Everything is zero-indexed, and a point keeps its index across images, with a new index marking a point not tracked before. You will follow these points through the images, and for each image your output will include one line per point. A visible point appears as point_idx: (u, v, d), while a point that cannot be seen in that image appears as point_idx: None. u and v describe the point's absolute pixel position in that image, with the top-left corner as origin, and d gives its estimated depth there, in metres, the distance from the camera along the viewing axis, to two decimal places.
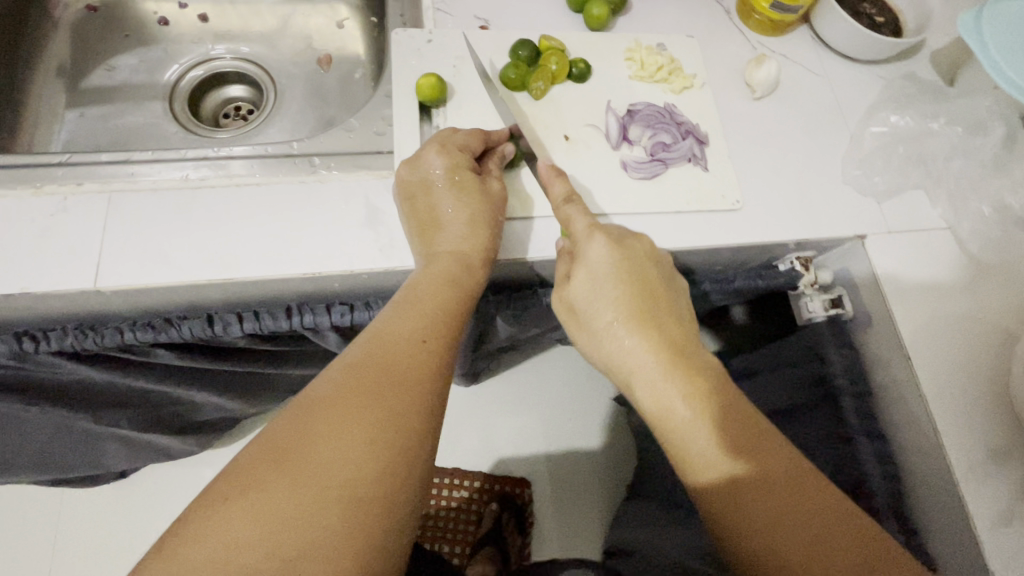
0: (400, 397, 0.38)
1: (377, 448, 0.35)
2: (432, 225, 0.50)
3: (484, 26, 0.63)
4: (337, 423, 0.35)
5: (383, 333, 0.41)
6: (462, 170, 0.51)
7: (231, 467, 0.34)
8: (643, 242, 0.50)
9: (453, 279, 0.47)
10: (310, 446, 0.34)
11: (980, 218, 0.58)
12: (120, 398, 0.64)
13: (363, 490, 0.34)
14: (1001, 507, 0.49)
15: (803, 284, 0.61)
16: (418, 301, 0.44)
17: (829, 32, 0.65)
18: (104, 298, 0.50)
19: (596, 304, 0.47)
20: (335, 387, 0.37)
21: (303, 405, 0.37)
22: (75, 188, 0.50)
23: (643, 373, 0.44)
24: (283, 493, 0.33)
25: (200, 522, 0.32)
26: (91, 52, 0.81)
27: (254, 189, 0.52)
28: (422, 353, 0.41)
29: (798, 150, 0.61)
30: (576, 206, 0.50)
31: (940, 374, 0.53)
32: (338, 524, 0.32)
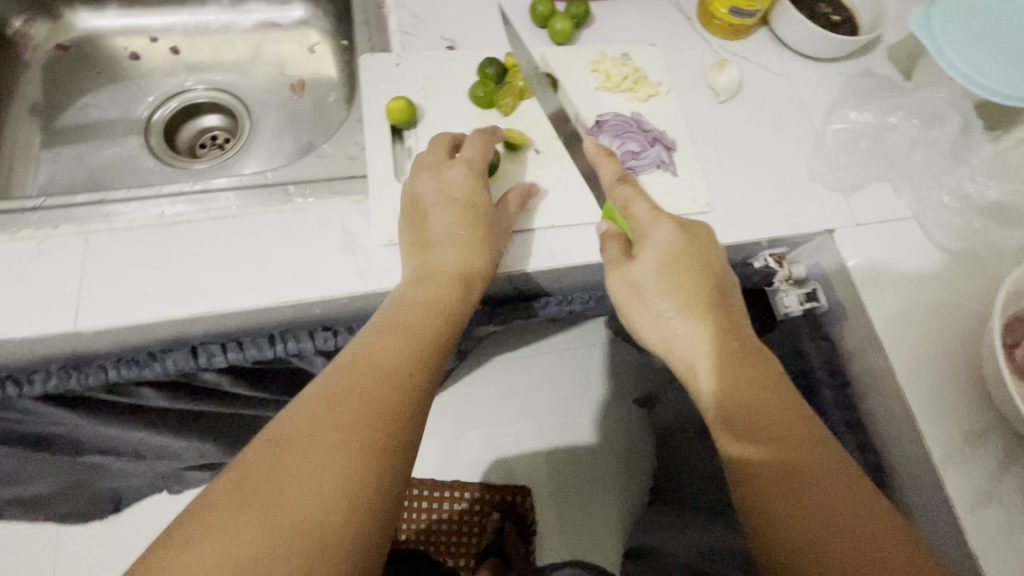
0: (376, 430, 0.37)
1: (350, 481, 0.35)
2: (425, 239, 0.51)
3: (451, 47, 0.64)
4: (308, 459, 0.35)
5: (366, 363, 0.41)
6: (476, 193, 0.52)
7: (194, 505, 0.33)
8: (705, 229, 0.53)
9: (443, 306, 0.47)
10: (281, 480, 0.34)
11: (942, 208, 0.59)
12: (110, 448, 0.71)
13: (328, 531, 0.33)
14: (980, 488, 0.50)
15: (777, 279, 0.63)
16: (400, 329, 0.45)
17: (787, 33, 0.67)
18: (86, 340, 0.50)
19: (659, 288, 0.49)
20: (309, 419, 0.37)
21: (273, 440, 0.36)
22: (51, 232, 0.51)
23: (702, 355, 0.47)
24: (243, 533, 0.31)
25: (158, 561, 0.31)
26: (62, 89, 0.82)
27: (230, 222, 0.53)
28: (403, 382, 0.41)
29: (765, 149, 0.63)
30: (632, 188, 0.52)
31: (915, 360, 0.55)
32: (303, 564, 0.31)
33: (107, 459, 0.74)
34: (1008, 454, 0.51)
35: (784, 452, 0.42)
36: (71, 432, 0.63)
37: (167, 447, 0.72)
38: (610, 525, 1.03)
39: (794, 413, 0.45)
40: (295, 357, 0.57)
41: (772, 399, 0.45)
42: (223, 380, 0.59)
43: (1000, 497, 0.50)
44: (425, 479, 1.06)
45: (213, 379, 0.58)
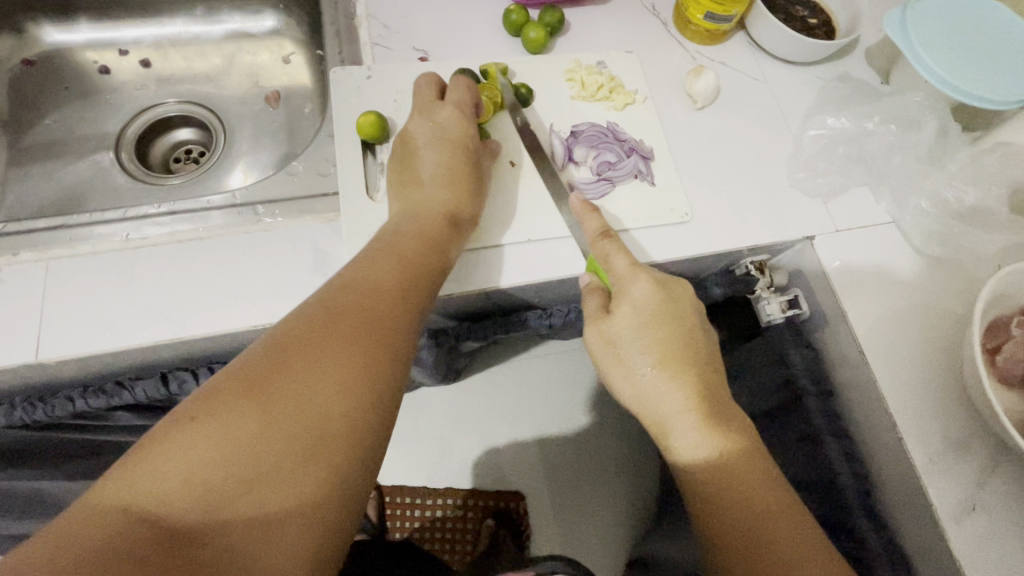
0: (375, 339, 0.40)
1: (349, 384, 0.37)
2: (412, 180, 0.54)
3: (423, 58, 0.63)
4: (311, 359, 0.37)
5: (368, 279, 0.43)
6: (454, 128, 0.54)
7: (200, 392, 0.34)
8: (683, 286, 0.52)
9: (433, 234, 0.49)
10: (284, 377, 0.36)
11: (921, 213, 0.59)
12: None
13: (332, 422, 0.35)
14: (964, 496, 0.50)
15: (758, 287, 0.62)
16: (398, 253, 0.46)
17: (763, 37, 0.66)
18: (50, 370, 0.49)
19: (635, 345, 0.49)
20: (313, 324, 0.39)
21: (275, 341, 0.38)
22: (11, 259, 0.49)
23: (678, 418, 0.47)
24: (251, 420, 0.34)
25: (161, 439, 0.32)
26: (29, 106, 0.80)
27: (197, 245, 0.51)
28: (402, 301, 0.43)
29: (743, 156, 0.62)
30: (614, 243, 0.51)
31: (897, 368, 0.55)
32: (303, 456, 0.34)
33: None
34: (991, 460, 0.51)
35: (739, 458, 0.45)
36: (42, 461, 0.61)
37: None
38: (607, 532, 1.03)
39: (762, 471, 0.45)
40: None
41: (745, 460, 0.45)
42: None
43: (984, 505, 0.50)
44: (416, 488, 1.05)
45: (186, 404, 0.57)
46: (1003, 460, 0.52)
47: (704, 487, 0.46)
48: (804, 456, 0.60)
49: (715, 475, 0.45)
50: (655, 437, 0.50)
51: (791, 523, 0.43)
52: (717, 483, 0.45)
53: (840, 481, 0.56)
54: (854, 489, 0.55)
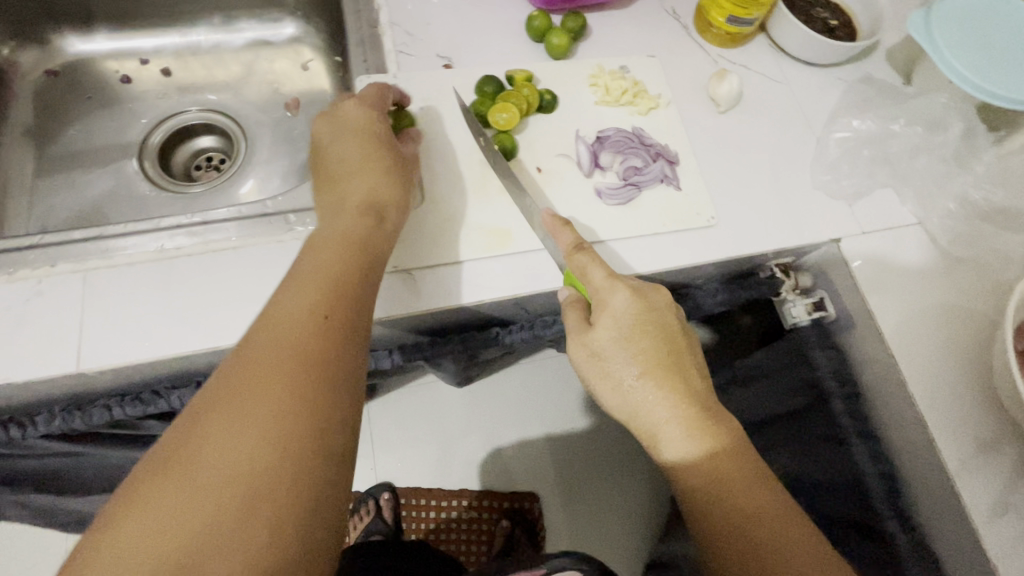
0: (305, 374, 0.36)
1: (277, 434, 0.33)
2: (337, 175, 0.50)
3: (447, 65, 0.63)
4: (229, 420, 0.33)
5: (278, 314, 0.39)
6: (368, 124, 0.52)
7: (116, 493, 0.31)
8: (661, 293, 0.52)
9: (361, 241, 0.45)
10: (199, 451, 0.32)
11: (947, 215, 0.59)
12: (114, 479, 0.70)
13: (268, 480, 0.32)
14: (997, 497, 0.50)
15: (784, 289, 0.63)
16: (315, 271, 0.42)
17: (785, 39, 0.67)
18: (89, 379, 0.49)
19: (621, 357, 0.49)
20: (226, 381, 0.35)
21: (190, 410, 0.34)
22: (50, 270, 0.50)
23: (668, 427, 0.48)
24: (171, 503, 0.30)
25: (86, 553, 0.29)
26: (52, 116, 0.80)
27: (231, 254, 0.52)
28: (326, 326, 0.39)
29: (767, 159, 0.62)
30: (588, 253, 0.50)
31: (927, 370, 0.55)
32: (241, 524, 0.31)
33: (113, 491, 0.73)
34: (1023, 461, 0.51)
35: (722, 463, 0.46)
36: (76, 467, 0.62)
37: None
38: (624, 535, 1.03)
39: (754, 473, 0.46)
40: None
41: (734, 464, 0.46)
42: None
43: (1018, 505, 0.50)
44: (430, 488, 1.05)
45: None
46: None
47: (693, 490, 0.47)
48: (831, 458, 0.60)
49: (705, 480, 0.46)
50: (643, 443, 0.51)
51: (787, 529, 0.43)
52: (708, 490, 0.46)
53: (868, 483, 0.56)
54: (883, 492, 0.55)
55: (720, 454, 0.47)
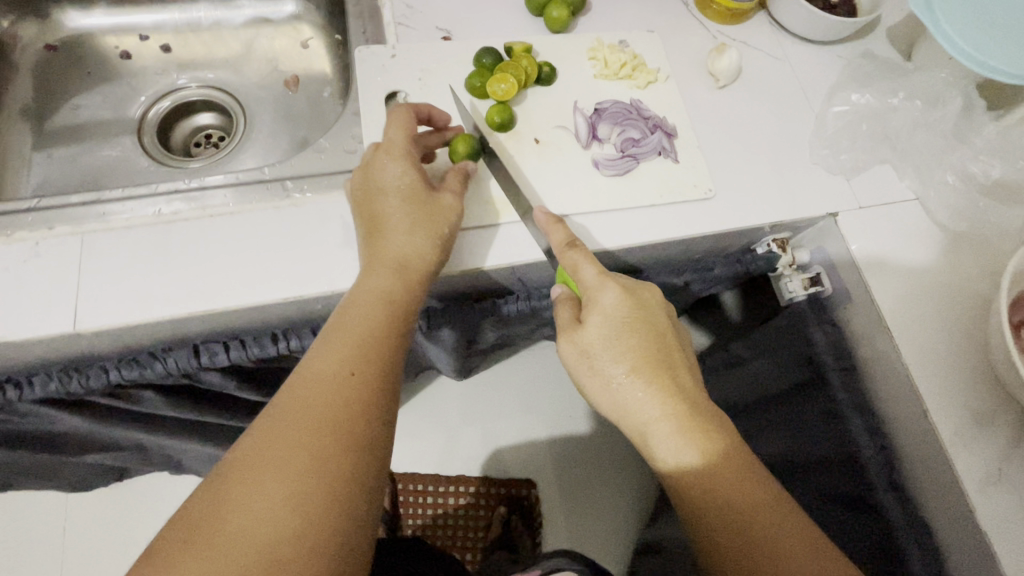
0: (328, 441, 0.38)
1: (302, 498, 0.36)
2: (378, 230, 0.49)
3: (446, 37, 0.63)
4: (256, 484, 0.36)
5: (311, 372, 0.42)
6: (411, 179, 0.50)
7: (146, 549, 0.34)
8: (654, 295, 0.53)
9: (389, 298, 0.47)
10: (230, 512, 0.35)
11: (946, 188, 0.59)
12: (110, 442, 0.70)
13: (290, 549, 0.34)
14: (990, 468, 0.50)
15: (781, 264, 0.63)
16: (346, 327, 0.44)
17: (786, 16, 0.66)
18: (87, 341, 0.50)
19: (608, 355, 0.49)
20: (256, 443, 0.38)
21: (227, 466, 0.37)
22: (47, 232, 0.50)
23: (658, 425, 0.47)
24: (199, 569, 0.33)
25: None
26: (52, 91, 0.80)
27: (229, 218, 0.52)
28: (352, 386, 0.41)
29: (766, 134, 0.62)
30: (580, 252, 0.51)
31: (923, 344, 0.55)
32: None
33: (109, 452, 0.74)
34: (1016, 433, 0.52)
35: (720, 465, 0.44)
36: (72, 426, 0.62)
37: (172, 443, 0.72)
38: (618, 519, 1.04)
39: (742, 467, 0.44)
40: (297, 354, 0.56)
41: (726, 463, 0.44)
42: (224, 383, 0.59)
43: (1010, 477, 0.50)
44: (427, 475, 1.06)
45: (211, 382, 0.58)
46: None
47: (690, 491, 0.45)
48: (827, 433, 0.60)
49: (699, 481, 0.45)
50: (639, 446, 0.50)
51: (776, 517, 0.42)
52: (695, 485, 0.45)
53: (864, 458, 0.56)
54: (879, 465, 0.55)
55: (717, 459, 0.45)
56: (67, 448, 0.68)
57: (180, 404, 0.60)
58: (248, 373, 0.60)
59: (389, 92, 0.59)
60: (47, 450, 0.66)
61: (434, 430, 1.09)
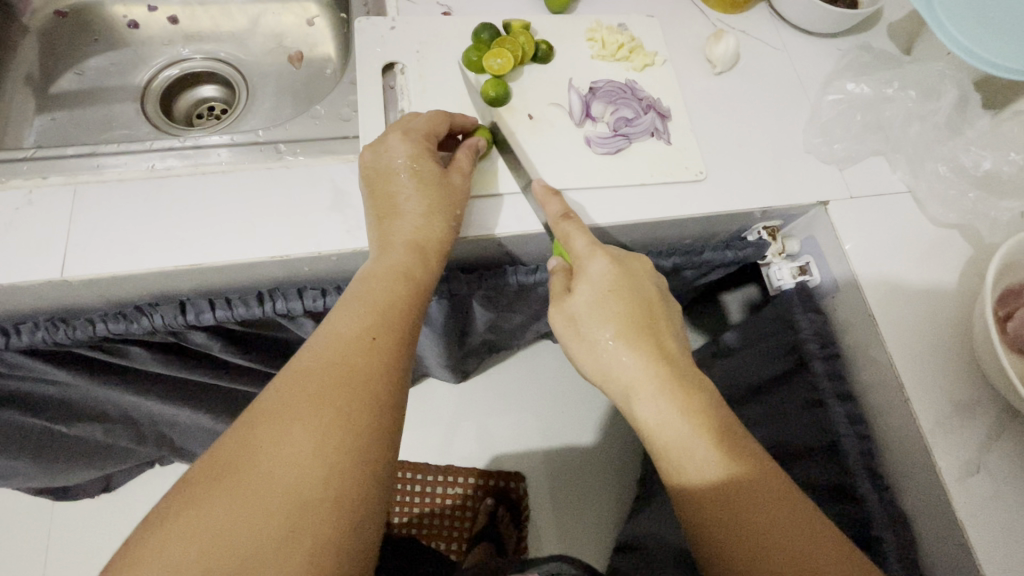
0: (352, 401, 0.38)
1: (325, 451, 0.36)
2: (390, 213, 0.50)
3: (446, 12, 0.64)
4: (283, 432, 0.36)
5: (333, 333, 0.42)
6: (423, 160, 0.51)
7: (172, 488, 0.34)
8: (642, 262, 0.53)
9: (408, 271, 0.47)
10: (253, 460, 0.35)
11: (939, 178, 0.58)
12: (102, 411, 0.71)
13: (314, 498, 0.34)
14: (968, 458, 0.50)
15: (770, 252, 0.65)
16: (368, 294, 0.45)
17: (786, 6, 0.67)
18: (75, 290, 0.50)
19: (595, 321, 0.49)
20: (280, 397, 0.38)
21: (248, 417, 0.37)
22: (41, 181, 0.51)
23: (641, 386, 0.47)
24: (222, 512, 0.33)
25: (136, 545, 0.32)
26: (58, 57, 0.81)
27: (221, 177, 0.53)
28: (374, 350, 0.42)
29: (760, 121, 0.62)
30: (574, 222, 0.51)
31: (907, 330, 0.54)
32: (284, 536, 0.33)
33: (100, 428, 0.75)
34: (997, 424, 0.51)
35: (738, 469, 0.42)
36: (63, 388, 0.63)
37: (164, 412, 0.74)
38: (603, 512, 1.05)
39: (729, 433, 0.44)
40: (284, 317, 0.56)
41: (750, 473, 0.42)
42: (212, 343, 0.59)
43: (989, 467, 0.50)
44: (421, 463, 1.09)
45: (200, 341, 0.58)
46: (1009, 425, 0.52)
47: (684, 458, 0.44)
48: (810, 421, 0.60)
49: (678, 440, 0.44)
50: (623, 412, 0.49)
51: (775, 493, 0.42)
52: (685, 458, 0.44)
53: (843, 445, 0.56)
54: (857, 452, 0.55)
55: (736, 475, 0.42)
56: (59, 420, 0.70)
57: (172, 363, 0.61)
58: (234, 336, 0.61)
59: (385, 63, 0.60)
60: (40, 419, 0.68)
61: (431, 422, 1.11)
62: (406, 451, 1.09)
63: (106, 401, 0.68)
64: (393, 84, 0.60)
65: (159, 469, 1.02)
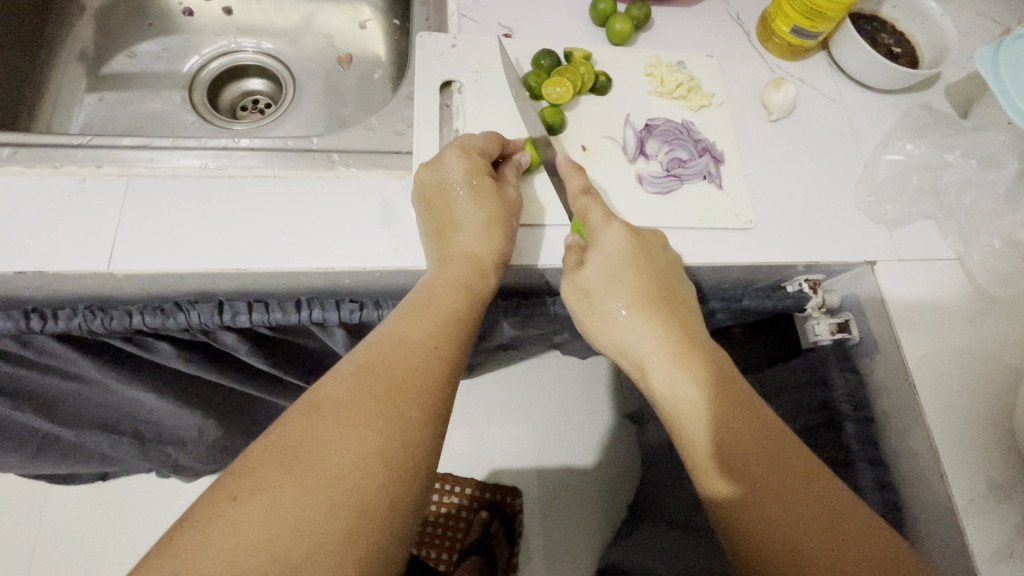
0: (414, 406, 0.38)
1: (386, 451, 0.36)
2: (449, 226, 0.50)
3: (507, 34, 0.64)
4: (351, 425, 0.36)
5: (396, 335, 0.42)
6: (481, 176, 0.51)
7: (239, 464, 0.34)
8: (658, 237, 0.52)
9: (467, 284, 0.48)
10: (320, 450, 0.34)
11: (991, 252, 0.58)
12: (111, 420, 0.72)
13: (373, 499, 0.34)
14: (1001, 542, 0.49)
15: (810, 306, 0.62)
16: (432, 302, 0.45)
17: (847, 60, 0.66)
18: (117, 281, 0.50)
19: (610, 293, 0.49)
20: (347, 387, 0.38)
21: (313, 403, 0.37)
22: (94, 170, 0.50)
23: (652, 359, 0.46)
24: (288, 499, 0.32)
25: (204, 520, 0.32)
26: (113, 38, 0.82)
27: (271, 182, 0.52)
28: (435, 357, 0.42)
29: (811, 174, 0.61)
30: (593, 197, 0.52)
31: (947, 402, 0.53)
32: (345, 535, 0.32)
33: (105, 437, 0.76)
34: None
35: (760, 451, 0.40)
36: (80, 390, 0.64)
37: (172, 420, 0.74)
38: (600, 542, 1.03)
39: (763, 432, 0.41)
40: (318, 325, 0.56)
41: (784, 460, 0.40)
42: (242, 344, 0.59)
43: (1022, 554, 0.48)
44: None
45: (228, 341, 0.58)
46: None
47: (703, 467, 0.42)
48: None
49: (693, 414, 0.43)
50: (640, 386, 0.49)
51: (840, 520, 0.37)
52: (698, 455, 0.42)
53: None
54: None
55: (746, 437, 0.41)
56: (65, 423, 0.70)
57: (197, 361, 0.61)
58: (262, 340, 0.61)
59: (444, 80, 0.60)
60: (52, 425, 0.69)
61: None
62: None
63: (114, 400, 0.68)
64: (449, 103, 0.60)
65: None
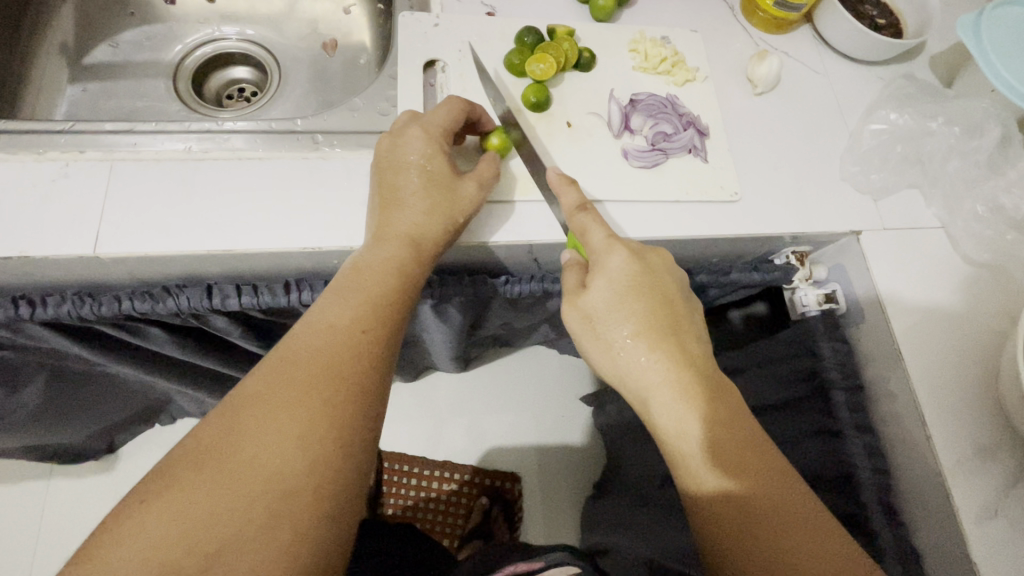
0: (338, 392, 0.39)
1: (308, 439, 0.36)
2: (392, 203, 0.49)
3: (490, 13, 0.63)
4: (269, 420, 0.36)
5: (322, 323, 0.42)
6: (437, 162, 0.50)
7: (156, 469, 0.35)
8: (662, 258, 0.51)
9: (402, 265, 0.47)
10: (237, 445, 0.35)
11: (974, 218, 0.58)
12: (115, 386, 0.73)
13: (295, 485, 0.35)
14: (987, 500, 0.50)
15: (797, 277, 0.63)
16: (361, 286, 0.45)
17: (831, 32, 0.66)
18: (104, 265, 0.50)
19: (613, 320, 0.48)
20: (267, 381, 0.38)
21: (232, 402, 0.38)
22: (77, 155, 0.50)
23: (656, 391, 0.46)
24: (203, 495, 0.33)
25: (116, 526, 0.32)
26: (94, 28, 0.81)
27: (257, 165, 0.52)
28: (362, 343, 0.42)
29: (795, 146, 0.62)
30: (590, 214, 0.50)
31: (932, 367, 0.54)
32: (265, 522, 0.33)
33: (114, 395, 0.78)
34: (1020, 469, 0.51)
35: (748, 479, 0.42)
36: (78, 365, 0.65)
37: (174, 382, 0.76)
38: None
39: (745, 441, 0.43)
40: (307, 307, 0.56)
41: (759, 486, 0.41)
42: (233, 327, 0.59)
43: (1006, 511, 0.49)
44: (416, 456, 1.08)
45: (220, 324, 0.58)
46: None
47: (692, 470, 0.44)
48: (824, 451, 0.60)
49: (693, 448, 0.44)
50: (639, 415, 0.48)
51: (799, 523, 0.40)
52: (688, 460, 0.44)
53: (861, 476, 0.57)
54: (874, 484, 0.56)
55: (744, 476, 0.42)
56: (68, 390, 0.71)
57: (185, 342, 0.61)
58: (253, 324, 0.61)
59: (428, 60, 0.60)
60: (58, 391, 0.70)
61: (428, 413, 1.10)
62: (403, 444, 1.08)
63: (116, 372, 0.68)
64: (433, 82, 0.60)
65: (152, 442, 1.01)
